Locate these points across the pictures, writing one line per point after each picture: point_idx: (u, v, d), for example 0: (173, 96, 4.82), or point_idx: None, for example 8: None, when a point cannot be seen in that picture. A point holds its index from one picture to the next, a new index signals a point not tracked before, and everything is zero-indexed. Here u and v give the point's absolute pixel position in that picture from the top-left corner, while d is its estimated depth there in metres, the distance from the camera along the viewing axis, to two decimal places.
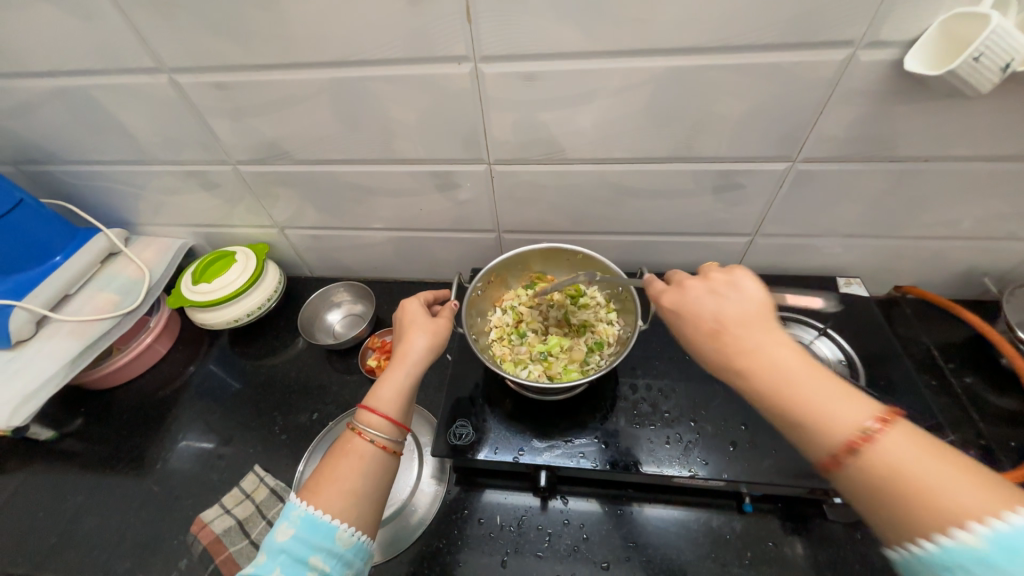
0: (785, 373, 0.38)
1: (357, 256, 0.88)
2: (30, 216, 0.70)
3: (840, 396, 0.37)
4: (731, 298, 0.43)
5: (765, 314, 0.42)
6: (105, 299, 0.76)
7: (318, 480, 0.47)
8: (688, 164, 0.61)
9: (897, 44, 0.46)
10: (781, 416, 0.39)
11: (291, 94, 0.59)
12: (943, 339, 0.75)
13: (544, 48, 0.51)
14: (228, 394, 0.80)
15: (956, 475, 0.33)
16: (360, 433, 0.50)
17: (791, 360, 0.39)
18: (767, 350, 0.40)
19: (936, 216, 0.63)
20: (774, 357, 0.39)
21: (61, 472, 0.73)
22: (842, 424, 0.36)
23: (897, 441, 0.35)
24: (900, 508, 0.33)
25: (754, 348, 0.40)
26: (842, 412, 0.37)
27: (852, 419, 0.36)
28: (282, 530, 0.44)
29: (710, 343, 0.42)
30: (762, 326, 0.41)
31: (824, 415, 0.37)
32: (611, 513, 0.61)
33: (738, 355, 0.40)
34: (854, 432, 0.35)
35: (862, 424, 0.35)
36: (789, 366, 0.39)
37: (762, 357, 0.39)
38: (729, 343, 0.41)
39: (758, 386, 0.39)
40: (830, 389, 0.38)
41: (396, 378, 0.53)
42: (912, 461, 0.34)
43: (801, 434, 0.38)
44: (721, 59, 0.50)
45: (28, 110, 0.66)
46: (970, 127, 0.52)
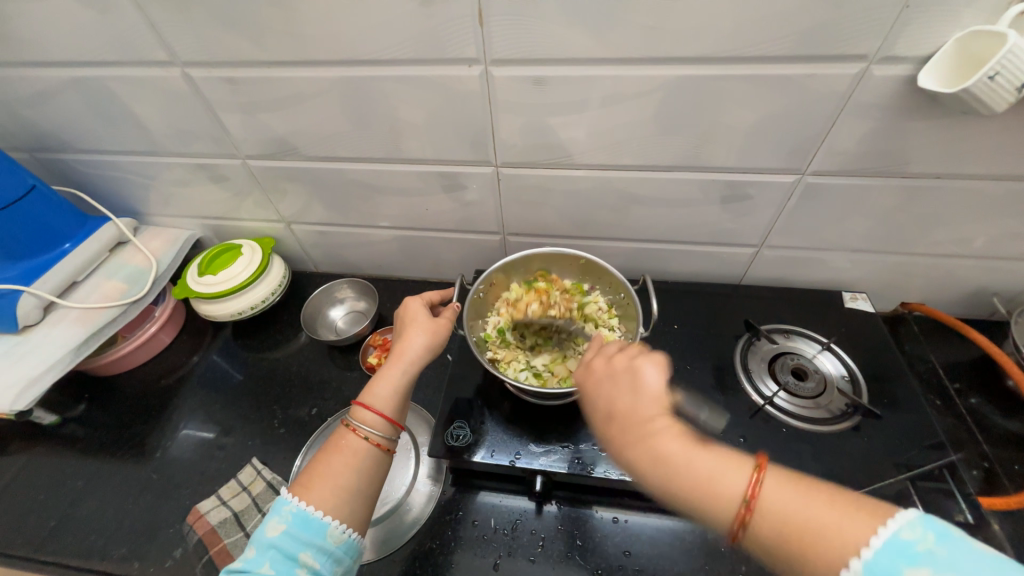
0: (669, 458, 0.38)
1: (362, 253, 0.88)
2: (42, 202, 0.71)
3: (717, 461, 0.37)
4: (635, 387, 0.44)
5: (652, 394, 0.42)
6: (112, 287, 0.77)
7: (311, 475, 0.47)
8: (695, 173, 0.61)
9: (910, 59, 0.46)
10: (674, 499, 0.38)
11: (302, 91, 0.60)
12: (949, 358, 0.74)
13: (555, 53, 0.51)
14: (229, 386, 0.81)
15: (828, 508, 0.32)
16: (354, 430, 0.50)
17: (678, 451, 0.38)
18: (660, 443, 0.39)
19: (947, 234, 0.63)
20: (661, 451, 0.39)
21: (62, 457, 0.74)
22: (728, 490, 0.35)
23: (773, 490, 0.34)
24: (796, 556, 0.32)
25: (646, 435, 0.40)
26: (724, 478, 0.36)
27: (734, 484, 0.35)
28: (272, 526, 0.44)
29: (610, 432, 0.43)
30: (643, 417, 0.41)
31: (709, 483, 0.36)
32: (606, 521, 0.61)
33: (635, 444, 0.40)
34: (737, 501, 0.35)
35: (739, 490, 0.35)
36: (677, 457, 0.38)
37: (648, 447, 0.39)
38: (624, 432, 0.42)
39: (628, 453, 0.41)
40: (705, 456, 0.37)
41: (393, 376, 0.53)
42: (790, 507, 0.33)
43: (695, 513, 0.37)
44: (732, 70, 0.50)
45: (44, 98, 0.67)
46: (985, 145, 0.51)
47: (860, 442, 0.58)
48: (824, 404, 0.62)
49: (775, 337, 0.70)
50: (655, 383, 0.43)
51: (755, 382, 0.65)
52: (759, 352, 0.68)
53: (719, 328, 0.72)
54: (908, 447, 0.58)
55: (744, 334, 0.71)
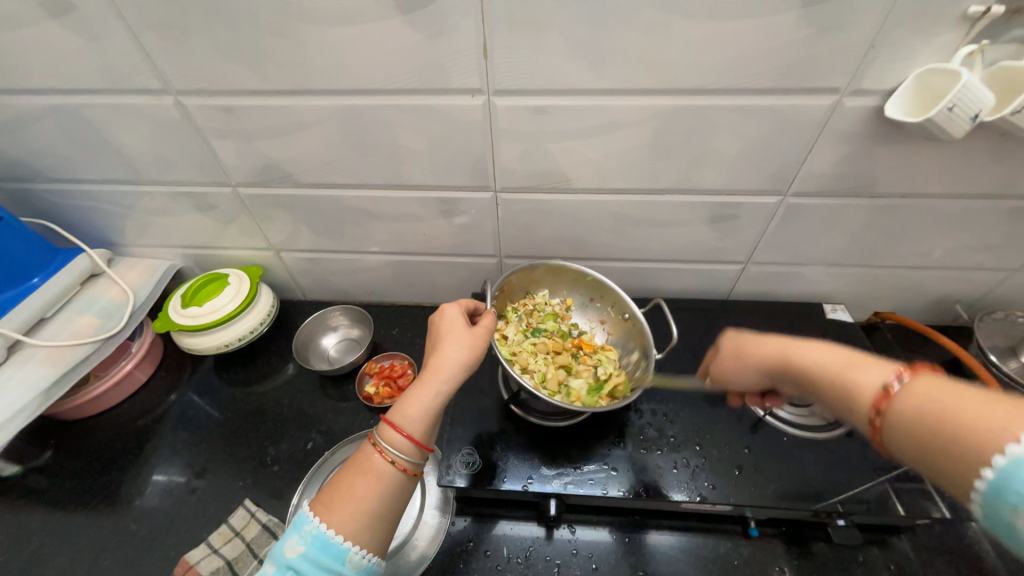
0: (814, 369, 0.42)
1: (354, 280, 0.87)
2: (10, 235, 0.67)
3: (870, 368, 0.38)
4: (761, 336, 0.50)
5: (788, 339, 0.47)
6: (85, 323, 0.72)
7: (333, 496, 0.44)
8: (687, 195, 0.64)
9: (876, 92, 0.51)
10: (833, 395, 0.41)
11: (301, 119, 0.60)
12: (922, 363, 0.79)
13: (555, 84, 0.53)
14: (214, 424, 0.76)
15: (988, 406, 0.30)
16: (381, 450, 0.46)
17: (827, 357, 0.42)
18: (806, 355, 0.44)
19: (914, 246, 0.68)
20: (813, 358, 0.43)
21: (25, 512, 0.67)
22: (870, 386, 0.37)
23: (925, 385, 0.34)
24: (954, 455, 0.30)
25: (793, 355, 0.45)
26: (869, 380, 0.38)
27: (879, 382, 0.37)
28: (292, 546, 0.41)
29: (773, 366, 0.48)
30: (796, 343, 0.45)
31: (853, 388, 0.38)
32: (619, 542, 0.60)
33: (790, 357, 0.45)
34: (878, 393, 0.36)
35: (888, 383, 0.36)
36: (822, 359, 0.42)
37: (806, 357, 0.44)
38: (779, 354, 0.47)
39: (791, 370, 0.45)
40: (854, 366, 0.39)
41: (426, 393, 0.49)
42: (936, 400, 0.33)
43: (850, 413, 0.39)
44: (719, 101, 0.53)
45: (16, 126, 0.64)
46: (944, 167, 0.57)
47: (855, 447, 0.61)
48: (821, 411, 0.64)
49: (767, 349, 0.73)
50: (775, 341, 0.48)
51: None
52: None
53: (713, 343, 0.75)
54: None
55: None
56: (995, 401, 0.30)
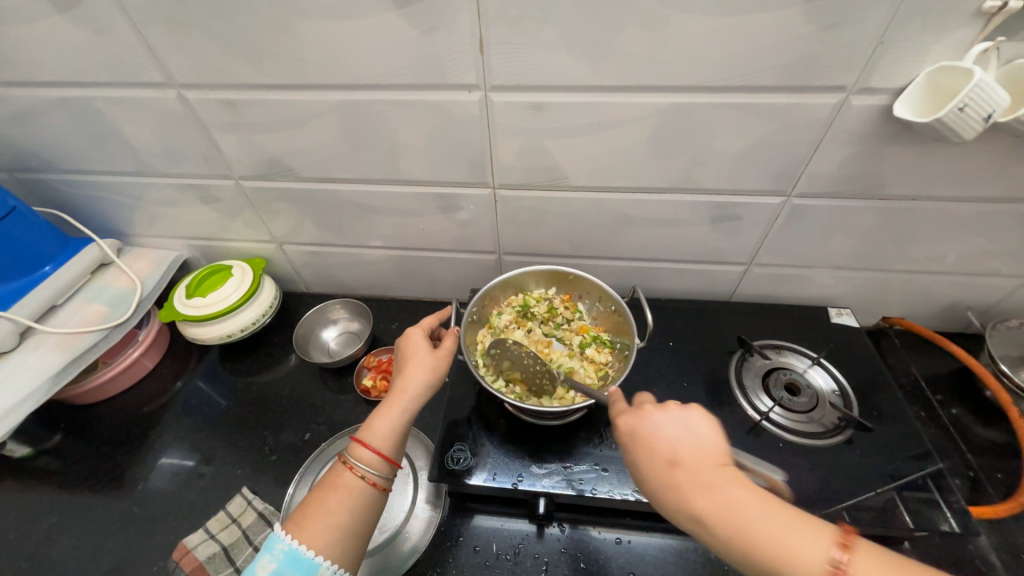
0: (740, 514, 0.38)
1: (355, 274, 0.88)
2: (23, 223, 0.69)
3: (796, 527, 0.37)
4: (686, 430, 0.44)
5: (716, 446, 0.43)
6: (93, 311, 0.74)
7: (305, 513, 0.45)
8: (688, 194, 0.63)
9: (886, 90, 0.49)
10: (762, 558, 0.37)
11: (300, 113, 0.60)
12: (930, 370, 0.77)
13: (552, 81, 0.53)
14: (217, 412, 0.78)
15: None
16: (351, 467, 0.48)
17: (748, 502, 0.39)
18: (726, 493, 0.40)
19: (924, 251, 0.66)
20: (732, 499, 0.39)
21: (35, 492, 0.69)
22: (812, 559, 0.36)
23: (864, 562, 0.35)
24: None
25: (704, 485, 0.40)
26: (805, 546, 0.36)
27: (819, 553, 0.36)
28: (264, 565, 0.42)
29: (668, 478, 0.42)
30: (714, 467, 0.41)
31: (790, 551, 0.36)
32: (609, 542, 0.60)
33: (696, 495, 0.40)
34: (827, 567, 0.35)
35: (829, 554, 0.35)
36: (745, 507, 0.39)
37: (722, 496, 0.39)
38: (681, 482, 0.42)
39: (695, 499, 0.40)
40: (786, 521, 0.38)
41: (390, 415, 0.51)
42: None
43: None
44: (720, 98, 0.52)
45: (28, 118, 0.65)
46: (956, 169, 0.55)
47: (853, 455, 0.60)
48: (818, 418, 0.64)
49: (767, 352, 0.72)
50: (710, 435, 0.43)
51: (751, 398, 0.66)
52: (752, 367, 0.70)
53: (713, 345, 0.74)
54: (899, 459, 0.59)
55: (738, 350, 0.72)
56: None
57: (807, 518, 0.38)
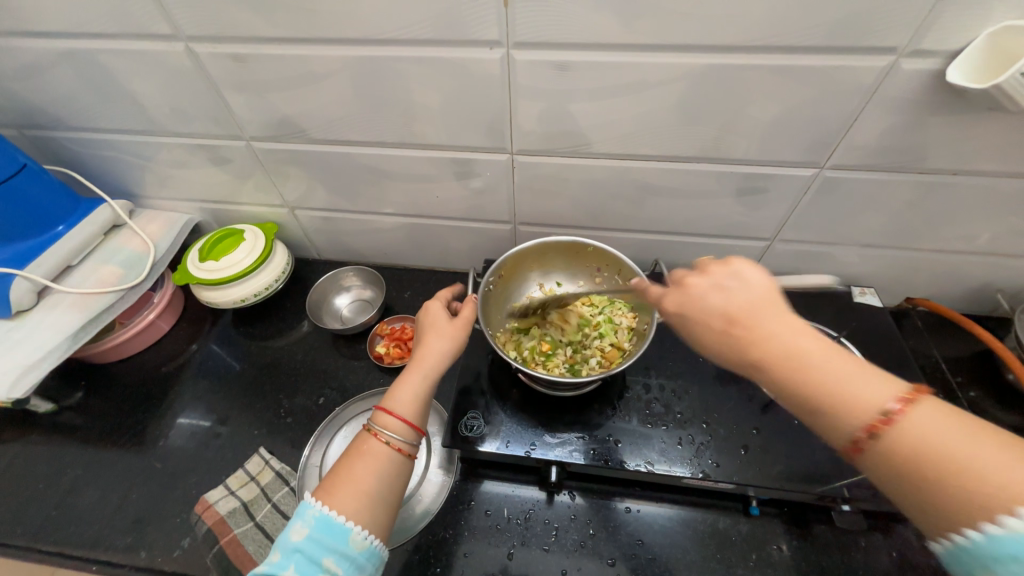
0: (800, 356, 0.36)
1: (368, 241, 0.87)
2: (33, 183, 0.68)
3: (860, 372, 0.35)
4: (742, 284, 0.39)
5: (768, 298, 0.39)
6: (108, 273, 0.74)
7: (333, 479, 0.45)
8: (715, 165, 0.61)
9: (940, 53, 0.46)
10: (818, 408, 0.36)
11: (313, 70, 0.57)
12: (951, 353, 0.75)
13: (579, 39, 0.50)
14: (232, 375, 0.79)
15: (1000, 452, 0.30)
16: (376, 434, 0.48)
17: (809, 348, 0.36)
18: (788, 341, 0.37)
19: (959, 229, 0.63)
20: (792, 347, 0.36)
21: (61, 445, 0.72)
22: (868, 401, 0.34)
23: (924, 415, 0.33)
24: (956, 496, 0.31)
25: (761, 331, 0.37)
26: (867, 391, 0.35)
27: (876, 397, 0.34)
28: (297, 530, 0.42)
29: (727, 334, 0.39)
30: (773, 315, 0.38)
31: (846, 394, 0.35)
32: (619, 511, 0.61)
33: (757, 347, 0.37)
34: (876, 413, 0.34)
35: (886, 404, 0.34)
36: (802, 349, 0.36)
37: (785, 346, 0.36)
38: (722, 329, 0.39)
39: (749, 345, 0.37)
40: (849, 368, 0.36)
41: (413, 383, 0.51)
42: (947, 438, 0.32)
43: (818, 417, 0.36)
44: (759, 60, 0.49)
45: (34, 71, 0.63)
46: (1007, 142, 0.52)
47: None
48: None
49: None
50: (760, 283, 0.39)
51: None
52: None
53: None
54: None
55: None
56: (1010, 450, 0.31)
57: (873, 370, 0.36)
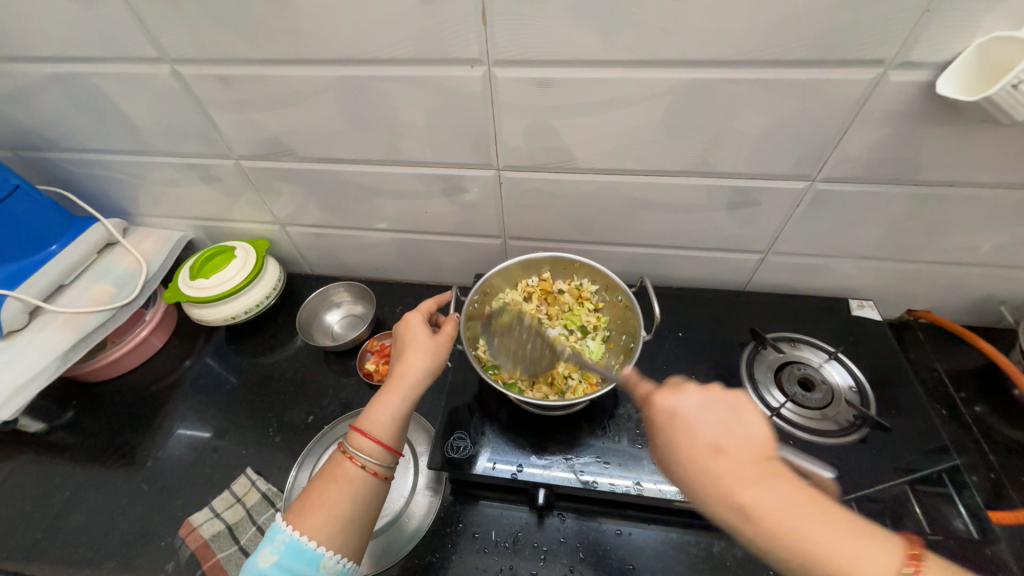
0: (800, 512, 0.36)
1: (359, 256, 0.86)
2: (25, 204, 0.69)
3: (863, 537, 0.36)
4: (731, 419, 0.41)
5: (762, 441, 0.40)
6: (100, 291, 0.75)
7: (305, 503, 0.45)
8: (703, 179, 0.60)
9: (930, 65, 0.44)
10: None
11: (297, 91, 0.57)
12: (954, 366, 0.73)
13: (560, 56, 0.49)
14: (222, 392, 0.79)
15: None
16: (350, 458, 0.47)
17: (796, 498, 0.37)
18: (782, 490, 0.37)
19: (960, 241, 0.61)
20: (785, 498, 0.37)
21: (51, 466, 0.72)
22: (882, 572, 0.34)
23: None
24: None
25: (754, 484, 0.38)
26: (871, 557, 0.35)
27: (891, 565, 0.34)
28: (265, 556, 0.42)
29: (718, 471, 0.39)
30: (765, 463, 0.39)
31: (860, 562, 0.34)
32: (609, 534, 0.59)
33: (749, 493, 0.37)
34: None
35: (902, 572, 0.34)
36: (803, 515, 0.36)
37: (774, 494, 0.37)
38: (727, 470, 0.39)
39: (738, 492, 0.38)
40: (849, 529, 0.36)
41: (390, 402, 0.50)
42: None
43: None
44: (742, 74, 0.48)
45: (26, 94, 0.64)
46: (1002, 153, 0.50)
47: (867, 455, 0.57)
48: (832, 415, 0.61)
49: (781, 345, 0.69)
50: (760, 430, 0.41)
51: (762, 393, 0.64)
52: (765, 361, 0.67)
53: (724, 336, 0.72)
54: (914, 458, 0.57)
55: (750, 342, 0.70)
56: None
57: (875, 529, 0.37)
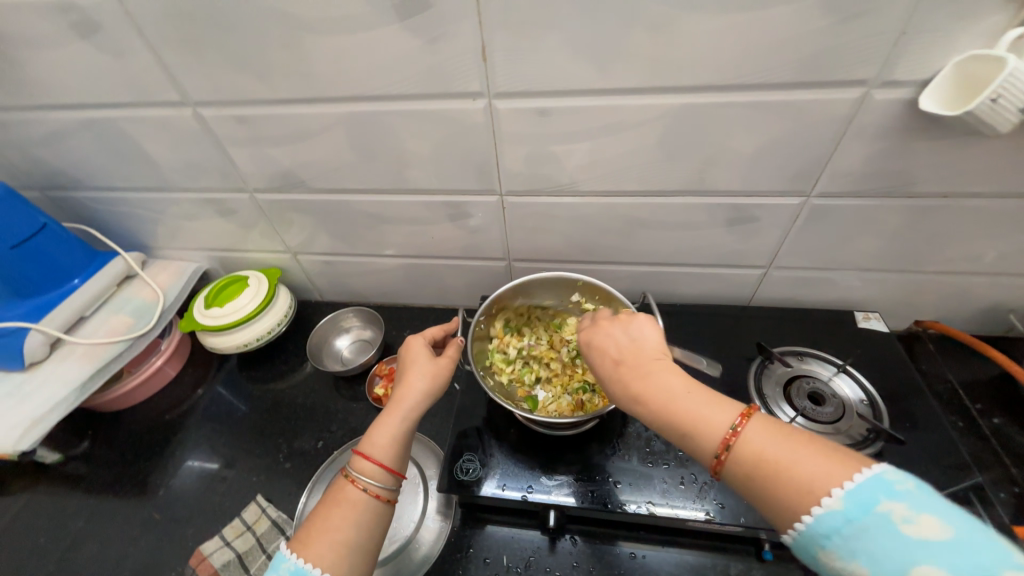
0: (669, 393, 0.42)
1: (368, 282, 0.88)
2: (52, 239, 0.72)
3: (711, 402, 0.41)
4: (631, 335, 0.48)
5: (654, 346, 0.47)
6: (119, 322, 0.77)
7: (310, 531, 0.44)
8: (701, 197, 0.61)
9: (912, 83, 0.46)
10: (686, 443, 0.41)
11: (309, 127, 0.61)
12: (968, 377, 0.72)
13: (557, 86, 0.52)
14: (234, 420, 0.80)
15: (810, 457, 0.35)
16: (353, 481, 0.47)
17: (673, 384, 0.43)
18: (658, 377, 0.44)
19: (961, 250, 0.62)
20: (660, 382, 0.43)
21: (65, 496, 0.72)
22: (717, 427, 0.39)
23: (757, 432, 0.38)
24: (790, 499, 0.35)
25: (640, 372, 0.45)
26: (714, 417, 0.40)
27: (723, 421, 0.39)
28: None
29: (615, 374, 0.47)
30: (648, 359, 0.46)
31: (700, 419, 0.40)
32: (623, 557, 0.58)
33: (635, 382, 0.45)
34: (724, 434, 0.39)
35: (729, 425, 0.39)
36: (674, 389, 0.42)
37: (653, 381, 0.44)
38: (626, 376, 0.46)
39: (631, 382, 0.45)
40: (703, 399, 0.41)
41: (391, 424, 0.50)
42: (774, 450, 0.37)
43: (686, 446, 0.41)
44: (732, 98, 0.50)
45: (57, 138, 0.68)
46: (993, 164, 0.51)
47: None
48: (845, 429, 0.60)
49: (789, 359, 0.69)
50: (653, 339, 0.47)
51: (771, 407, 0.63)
52: (774, 375, 0.67)
53: (731, 352, 0.71)
54: (932, 471, 0.56)
55: (757, 356, 0.70)
56: (809, 452, 0.36)
57: (724, 399, 0.42)
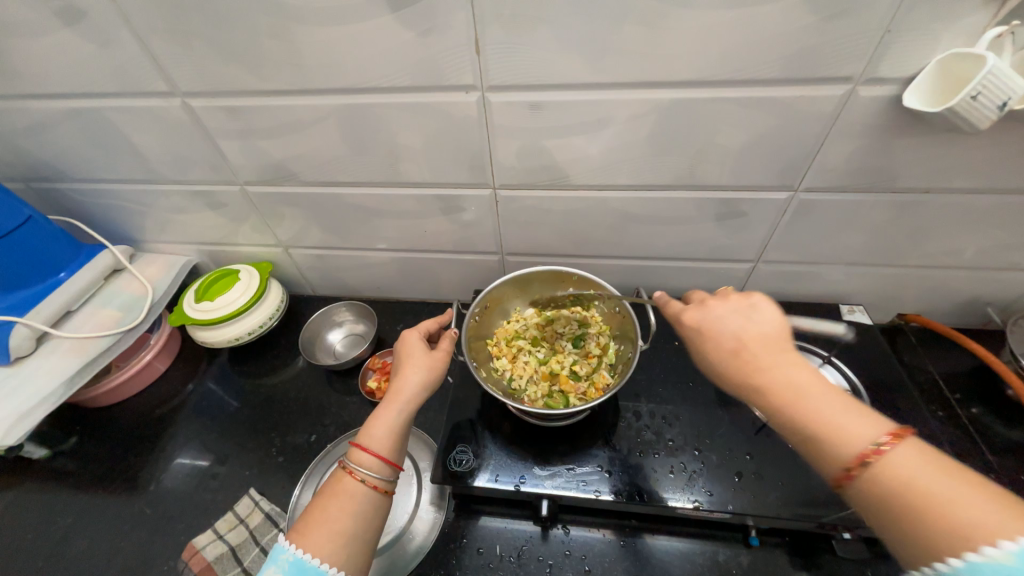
0: (804, 392, 0.39)
1: (361, 276, 0.88)
2: (37, 232, 0.71)
3: (853, 411, 0.38)
4: (749, 318, 0.44)
5: (774, 334, 0.43)
6: (107, 316, 0.76)
7: (307, 521, 0.44)
8: (691, 192, 0.62)
9: (895, 80, 0.47)
10: (812, 447, 0.39)
11: (300, 119, 0.60)
12: (948, 368, 0.74)
13: (550, 80, 0.52)
14: (226, 414, 0.79)
15: (970, 495, 0.32)
16: (350, 472, 0.47)
17: (808, 380, 0.40)
18: (787, 373, 0.40)
19: (943, 245, 0.64)
20: (792, 379, 0.40)
21: (53, 492, 0.71)
22: (857, 438, 0.37)
23: (907, 455, 0.35)
24: (931, 531, 0.32)
25: (768, 364, 0.41)
26: (855, 429, 0.37)
27: (867, 434, 0.37)
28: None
29: (734, 362, 0.43)
30: (775, 349, 0.42)
31: (840, 428, 0.37)
32: (614, 545, 0.59)
33: (760, 374, 0.41)
34: (865, 446, 0.36)
35: (873, 438, 0.36)
36: (812, 390, 0.39)
37: (783, 373, 0.40)
38: (751, 362, 0.42)
39: (751, 371, 0.41)
40: (843, 406, 0.38)
41: (388, 416, 0.51)
42: (918, 475, 0.34)
43: (815, 451, 0.39)
44: (722, 93, 0.51)
45: (41, 128, 0.67)
46: (972, 160, 0.53)
47: None
48: None
49: None
50: (769, 325, 0.43)
51: None
52: None
53: None
54: None
55: None
56: (969, 490, 0.32)
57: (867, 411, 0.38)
